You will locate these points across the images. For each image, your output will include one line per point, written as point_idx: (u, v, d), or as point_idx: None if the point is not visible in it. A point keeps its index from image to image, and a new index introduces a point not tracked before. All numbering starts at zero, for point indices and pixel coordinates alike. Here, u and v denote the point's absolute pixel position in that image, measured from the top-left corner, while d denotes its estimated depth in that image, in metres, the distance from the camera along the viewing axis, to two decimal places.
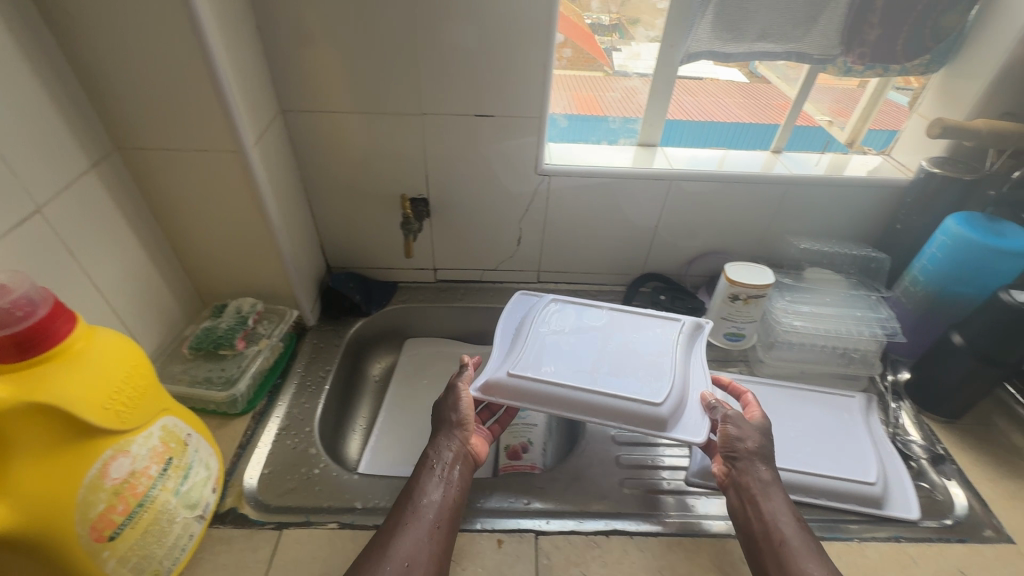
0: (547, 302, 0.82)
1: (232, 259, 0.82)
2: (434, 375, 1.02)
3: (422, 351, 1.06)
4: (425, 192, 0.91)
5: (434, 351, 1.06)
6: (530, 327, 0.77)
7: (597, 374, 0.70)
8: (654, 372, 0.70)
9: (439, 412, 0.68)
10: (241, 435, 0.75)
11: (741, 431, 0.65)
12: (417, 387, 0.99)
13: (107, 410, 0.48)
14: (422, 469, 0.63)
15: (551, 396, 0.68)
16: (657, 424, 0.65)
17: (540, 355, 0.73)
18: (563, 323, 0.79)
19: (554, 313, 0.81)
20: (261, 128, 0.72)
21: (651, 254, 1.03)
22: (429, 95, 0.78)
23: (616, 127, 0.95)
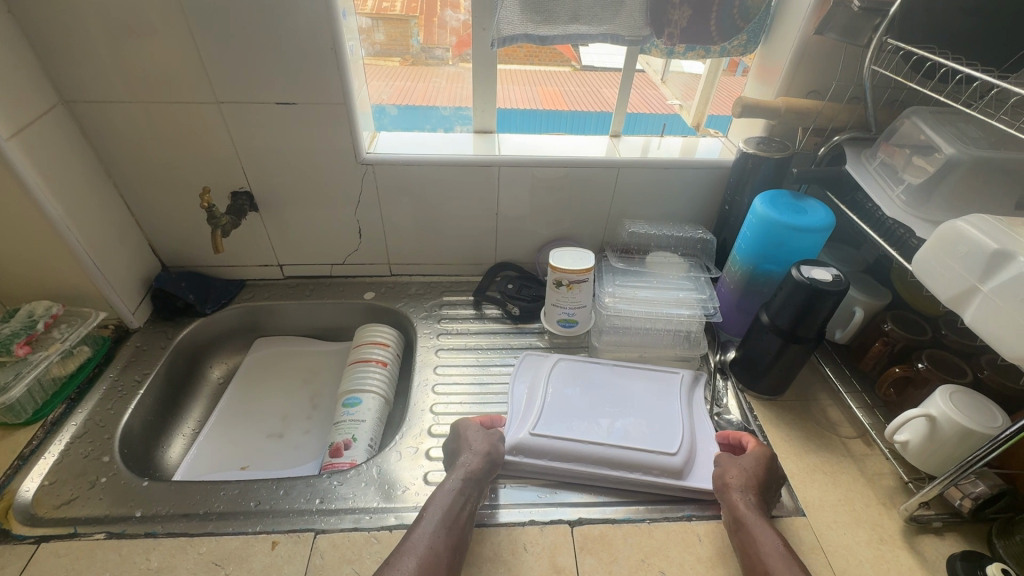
0: (553, 359, 0.85)
1: (22, 261, 0.77)
2: (277, 374, 0.98)
3: (268, 350, 1.02)
4: (245, 185, 0.88)
5: (281, 351, 1.02)
6: (555, 385, 0.80)
7: (639, 429, 0.74)
8: (660, 426, 0.75)
9: (458, 443, 0.70)
10: (24, 446, 0.71)
11: (731, 467, 0.67)
12: (257, 387, 0.96)
13: None
14: (437, 493, 0.64)
15: (581, 452, 0.70)
16: (673, 474, 0.70)
17: (579, 412, 0.76)
18: (573, 379, 0.82)
19: (615, 368, 0.85)
20: (22, 120, 0.68)
21: (500, 243, 1.02)
22: (220, 83, 0.75)
23: (448, 114, 0.95)
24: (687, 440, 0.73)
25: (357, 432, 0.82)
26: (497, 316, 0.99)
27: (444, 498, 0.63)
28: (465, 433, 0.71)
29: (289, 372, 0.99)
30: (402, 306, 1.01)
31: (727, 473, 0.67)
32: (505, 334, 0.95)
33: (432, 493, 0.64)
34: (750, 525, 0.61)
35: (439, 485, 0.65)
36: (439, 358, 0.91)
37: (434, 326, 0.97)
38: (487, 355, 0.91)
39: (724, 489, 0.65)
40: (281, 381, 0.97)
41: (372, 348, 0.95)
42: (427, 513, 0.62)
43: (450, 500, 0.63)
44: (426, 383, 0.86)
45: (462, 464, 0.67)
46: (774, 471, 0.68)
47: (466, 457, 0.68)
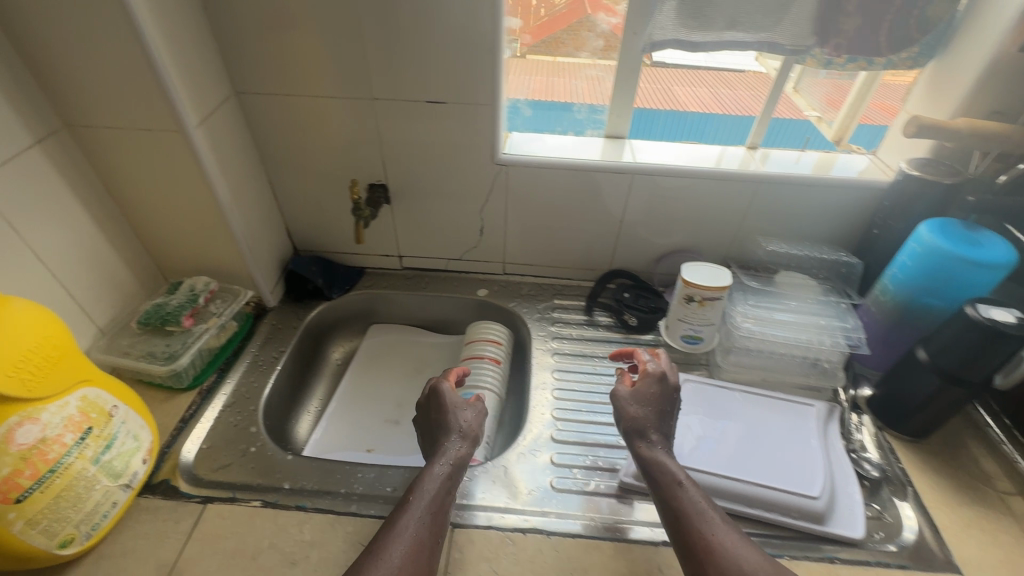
0: (680, 380, 0.84)
1: (187, 236, 0.83)
2: (391, 362, 1.01)
3: (383, 337, 1.05)
4: (383, 179, 0.91)
5: (394, 339, 1.05)
6: (683, 408, 0.79)
7: (779, 464, 0.71)
8: (799, 462, 0.72)
9: (447, 420, 0.68)
10: (185, 410, 0.77)
11: (629, 412, 0.67)
12: (373, 373, 0.99)
13: (10, 377, 0.49)
14: (425, 477, 0.61)
15: (717, 486, 0.69)
16: (815, 517, 0.67)
17: (712, 442, 0.74)
18: (702, 404, 0.80)
19: (742, 396, 0.81)
20: (207, 109, 0.73)
21: (618, 250, 1.00)
22: (379, 79, 0.78)
23: (582, 117, 0.93)
24: (828, 485, 0.69)
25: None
26: (610, 324, 0.98)
27: (435, 484, 0.61)
28: (447, 404, 0.69)
29: (403, 361, 1.02)
30: (515, 305, 1.01)
31: (626, 416, 0.67)
32: (619, 344, 0.94)
33: (419, 476, 0.61)
34: (676, 483, 0.59)
35: (426, 469, 0.62)
36: (554, 362, 0.91)
37: (547, 329, 0.97)
38: (603, 364, 0.90)
39: (636, 434, 0.65)
40: (395, 369, 1.01)
41: (485, 345, 0.96)
42: (419, 498, 0.59)
43: (439, 486, 0.61)
44: (544, 387, 0.86)
45: (449, 447, 0.65)
46: (661, 407, 0.67)
47: (455, 439, 0.66)
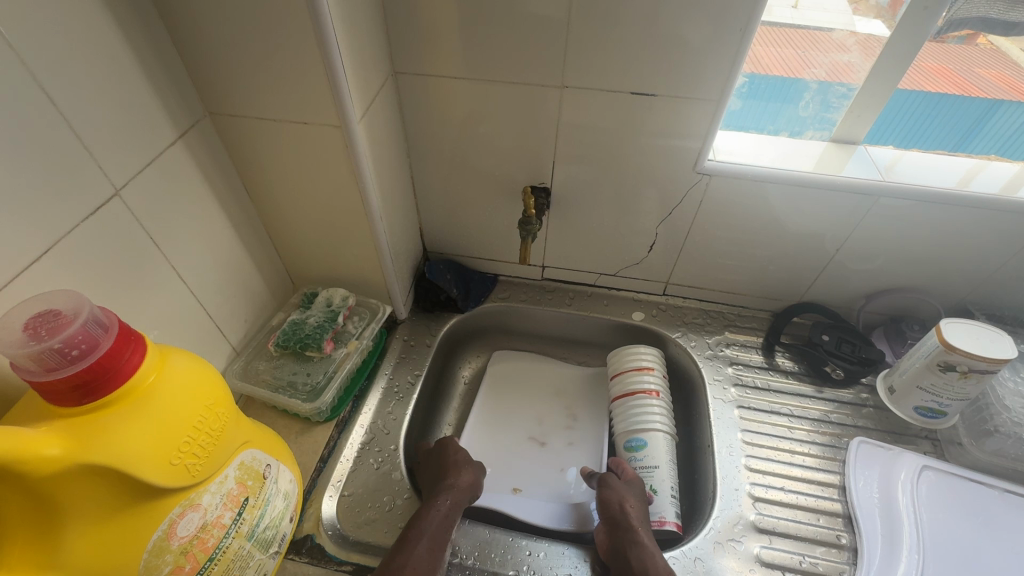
0: (918, 465, 0.67)
1: (327, 244, 0.72)
2: (526, 379, 0.88)
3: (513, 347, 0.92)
4: (548, 181, 0.75)
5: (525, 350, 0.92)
6: (929, 506, 0.64)
7: None
8: None
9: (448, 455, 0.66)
10: (322, 447, 0.68)
11: (627, 496, 0.64)
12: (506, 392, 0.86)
13: (173, 465, 0.39)
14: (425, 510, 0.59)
15: None
16: None
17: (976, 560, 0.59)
18: (952, 502, 0.64)
19: (1003, 496, 0.64)
20: (369, 97, 0.59)
21: (817, 281, 0.82)
22: (576, 62, 0.61)
23: (806, 114, 0.72)
24: None
25: (655, 482, 0.69)
26: (800, 372, 0.81)
27: (435, 523, 0.58)
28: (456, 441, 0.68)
29: (538, 377, 0.88)
30: (679, 336, 0.85)
31: (613, 493, 0.64)
32: (815, 401, 0.77)
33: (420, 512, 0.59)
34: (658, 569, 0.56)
35: (428, 502, 0.60)
36: (739, 417, 0.75)
37: (724, 372, 0.80)
38: (799, 425, 0.74)
39: (614, 517, 0.62)
40: (531, 388, 0.87)
41: (641, 376, 0.78)
42: (419, 535, 0.56)
43: (440, 523, 0.58)
44: (730, 452, 0.71)
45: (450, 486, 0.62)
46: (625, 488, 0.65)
47: (457, 480, 0.63)
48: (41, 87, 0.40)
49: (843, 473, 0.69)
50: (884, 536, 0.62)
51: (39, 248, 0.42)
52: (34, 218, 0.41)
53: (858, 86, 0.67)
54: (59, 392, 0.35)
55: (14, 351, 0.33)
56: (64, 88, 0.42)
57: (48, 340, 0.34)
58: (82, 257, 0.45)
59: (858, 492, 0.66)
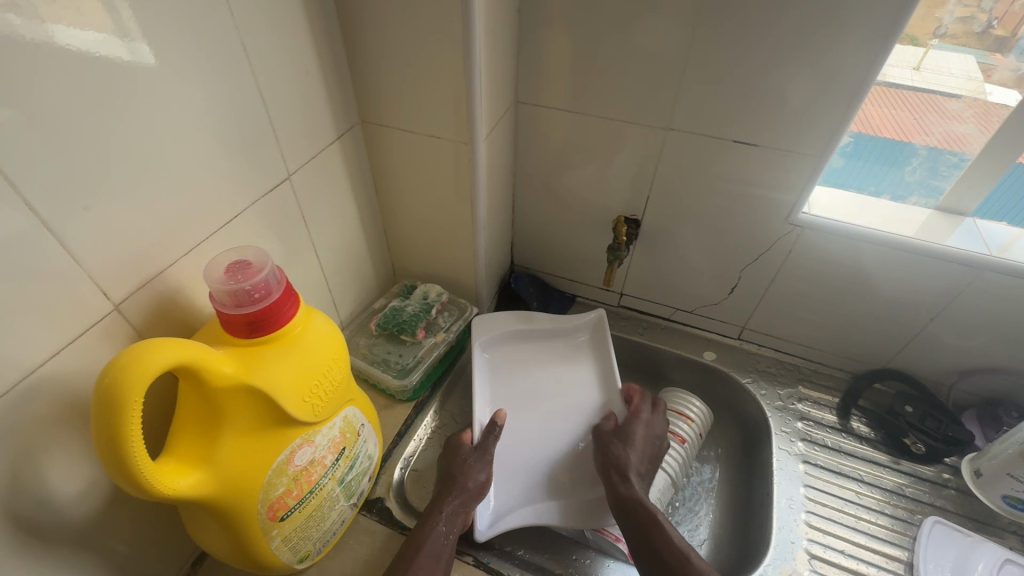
0: (997, 557, 0.64)
1: (431, 243, 0.80)
2: (521, 356, 0.82)
3: (507, 342, 0.83)
4: (639, 214, 0.80)
5: (509, 335, 0.83)
6: None
7: None
8: None
9: (450, 468, 0.66)
10: (401, 422, 0.75)
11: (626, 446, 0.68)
12: (500, 378, 0.79)
13: (304, 402, 0.47)
14: (426, 527, 0.59)
15: None
16: None
17: None
18: None
19: None
20: (494, 120, 0.68)
21: (905, 349, 0.79)
22: (686, 108, 0.66)
23: (913, 179, 0.72)
24: None
25: None
26: (876, 439, 0.78)
27: (435, 538, 0.58)
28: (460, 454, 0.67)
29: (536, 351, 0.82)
30: (749, 382, 0.85)
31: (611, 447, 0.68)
32: (890, 473, 0.74)
33: (422, 526, 0.59)
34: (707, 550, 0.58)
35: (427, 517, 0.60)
36: (803, 472, 0.74)
37: (793, 426, 0.79)
38: (868, 492, 0.72)
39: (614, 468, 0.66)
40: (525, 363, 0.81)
41: (676, 421, 0.83)
42: (417, 552, 0.56)
43: (439, 538, 0.58)
44: (790, 505, 0.70)
45: (449, 498, 0.62)
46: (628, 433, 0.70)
47: (456, 489, 0.63)
48: (258, 90, 0.51)
49: (912, 551, 0.66)
50: None
51: (232, 213, 0.52)
52: (234, 189, 0.52)
53: (970, 157, 0.67)
54: (237, 323, 0.43)
55: (216, 286, 0.43)
56: (271, 91, 0.53)
57: (241, 282, 0.43)
58: (257, 225, 0.56)
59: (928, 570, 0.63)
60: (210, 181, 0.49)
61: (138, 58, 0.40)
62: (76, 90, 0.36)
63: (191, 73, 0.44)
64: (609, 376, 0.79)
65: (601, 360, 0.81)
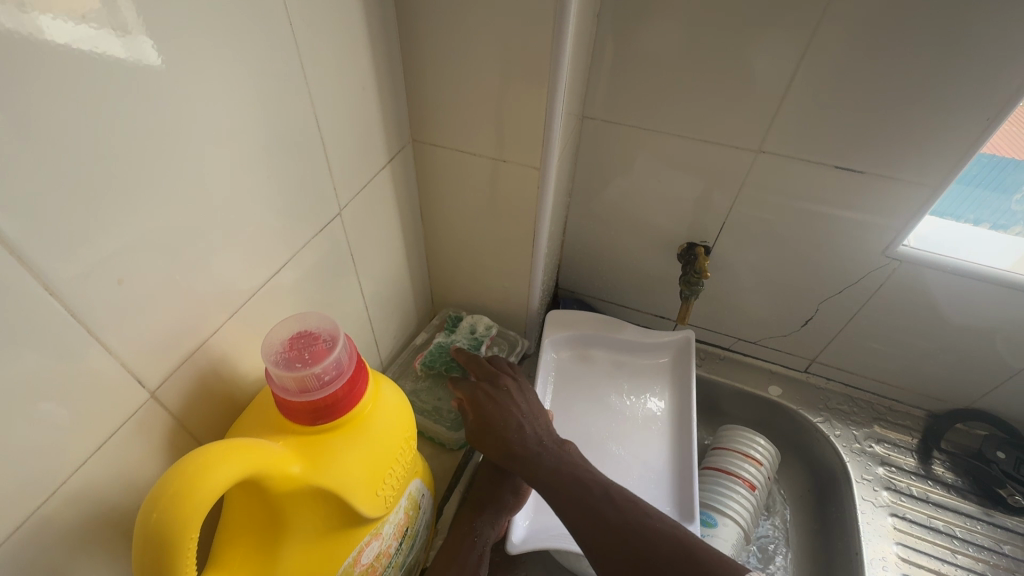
0: None
1: (480, 271, 0.72)
2: (592, 368, 0.78)
3: (578, 348, 0.80)
4: (710, 241, 0.73)
5: (581, 342, 0.79)
6: None
7: None
8: None
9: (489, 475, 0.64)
10: (451, 475, 0.67)
11: None
12: (568, 388, 0.76)
13: (376, 495, 0.39)
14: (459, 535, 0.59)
15: None
16: None
17: None
18: None
19: None
20: (564, 139, 0.60)
21: (995, 390, 0.73)
22: (782, 129, 0.59)
23: (1018, 208, 0.66)
24: None
25: None
26: (964, 487, 0.72)
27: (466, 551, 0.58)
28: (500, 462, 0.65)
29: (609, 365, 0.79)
30: (821, 422, 0.78)
31: None
32: (984, 527, 0.68)
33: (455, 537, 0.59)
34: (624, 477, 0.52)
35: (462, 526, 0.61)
36: (891, 526, 0.68)
37: (874, 472, 0.73)
38: (963, 549, 0.66)
39: None
40: (594, 376, 0.77)
41: (743, 464, 0.76)
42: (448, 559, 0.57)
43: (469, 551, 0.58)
44: (883, 565, 0.65)
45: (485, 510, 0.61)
46: None
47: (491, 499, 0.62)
48: (314, 112, 0.43)
49: None
50: None
51: (282, 258, 0.44)
52: (284, 231, 0.44)
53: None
54: (301, 411, 0.35)
55: (277, 369, 0.34)
56: (327, 113, 0.45)
57: (309, 364, 0.35)
58: (305, 269, 0.48)
59: None
60: (260, 225, 0.41)
61: (142, 60, 0.29)
62: (112, 127, 0.28)
63: (245, 99, 0.36)
64: (685, 405, 0.74)
65: (679, 387, 0.75)
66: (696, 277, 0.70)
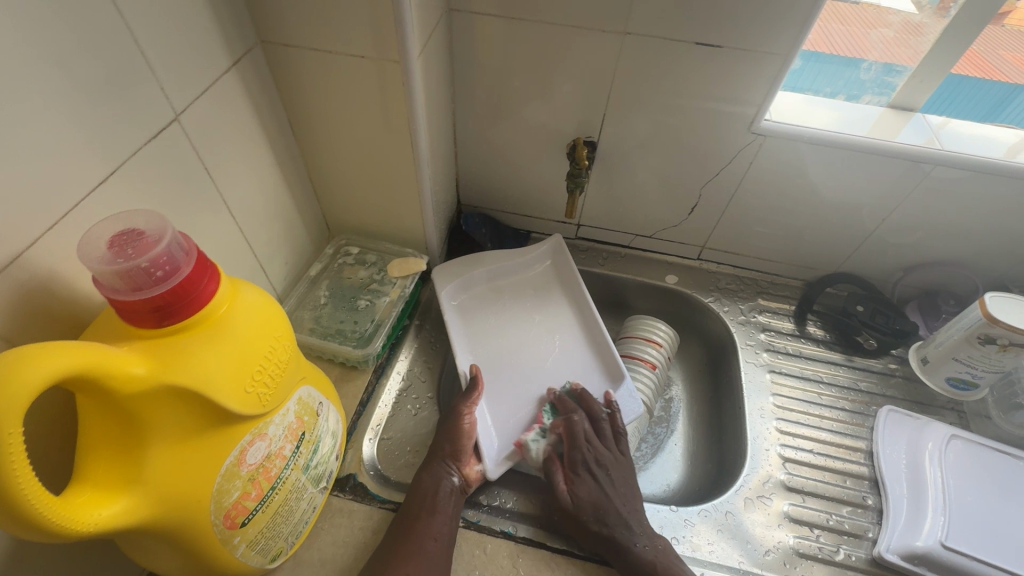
0: (947, 434, 0.68)
1: (365, 187, 0.70)
2: (488, 300, 0.78)
3: (469, 290, 0.79)
4: (595, 136, 0.74)
5: (472, 282, 0.79)
6: (953, 469, 0.65)
7: None
8: None
9: (441, 435, 0.62)
10: (363, 390, 0.67)
11: (597, 484, 0.59)
12: (475, 328, 0.75)
13: (248, 394, 0.39)
14: (421, 489, 0.57)
15: None
16: None
17: (997, 526, 0.60)
18: (981, 470, 0.65)
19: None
20: (426, 33, 0.57)
21: (855, 252, 0.81)
22: (641, 7, 0.60)
23: (867, 77, 0.71)
24: None
25: None
26: (831, 341, 0.81)
27: (439, 503, 0.56)
28: (453, 417, 0.64)
29: (502, 291, 0.80)
30: (712, 301, 0.85)
31: (574, 483, 0.59)
32: (845, 370, 0.78)
33: (414, 491, 0.57)
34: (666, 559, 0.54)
35: (418, 479, 0.58)
36: (769, 381, 0.76)
37: (756, 338, 0.81)
38: (828, 391, 0.75)
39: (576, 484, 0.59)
40: (494, 306, 0.78)
41: (646, 347, 0.81)
42: (421, 512, 0.55)
43: (441, 502, 0.56)
44: (761, 414, 0.73)
45: (442, 463, 0.59)
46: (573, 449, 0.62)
47: (447, 452, 0.60)
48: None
49: (871, 440, 0.70)
50: (909, 498, 0.64)
51: (108, 167, 0.41)
52: (102, 137, 0.40)
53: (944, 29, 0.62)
54: (140, 311, 0.34)
55: (99, 268, 0.33)
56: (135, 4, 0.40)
57: (134, 259, 0.34)
58: (144, 181, 0.44)
59: (885, 455, 0.68)
60: (67, 128, 0.37)
61: None
62: None
63: None
64: (580, 298, 0.79)
65: (568, 285, 0.80)
66: (578, 170, 0.73)
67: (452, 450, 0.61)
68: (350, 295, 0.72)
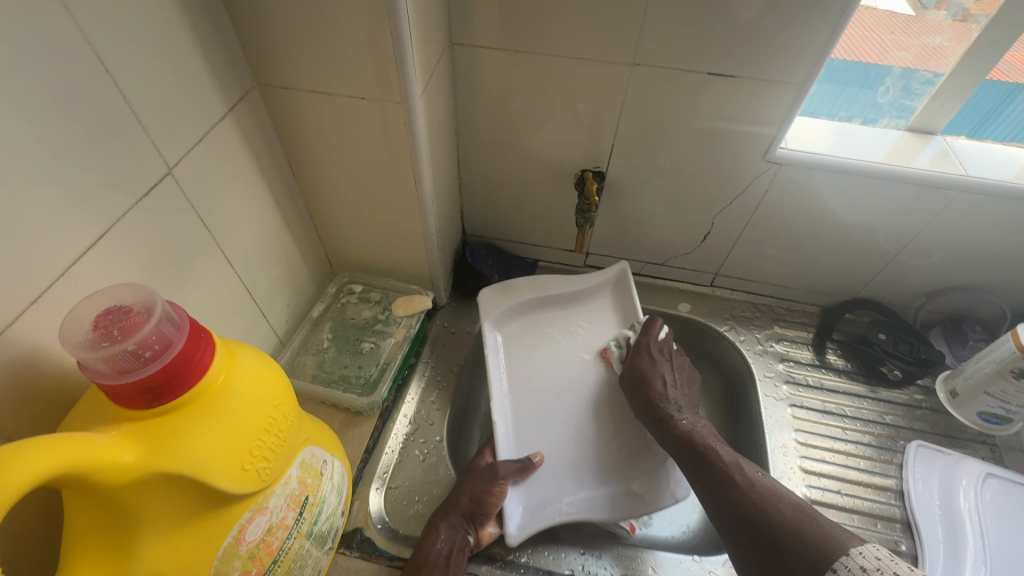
0: (981, 470, 0.66)
1: (367, 225, 0.68)
2: (537, 331, 0.73)
3: (519, 316, 0.74)
4: (604, 166, 0.72)
5: (521, 310, 0.74)
6: (990, 510, 0.62)
7: None
8: None
9: (465, 490, 0.59)
10: (369, 436, 0.65)
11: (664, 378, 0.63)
12: (518, 364, 0.70)
13: (246, 471, 0.37)
14: (430, 547, 0.54)
15: None
16: None
17: None
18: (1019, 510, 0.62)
19: None
20: (428, 71, 0.56)
21: (875, 278, 0.78)
22: (650, 38, 0.58)
23: (884, 100, 0.68)
24: None
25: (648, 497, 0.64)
26: (853, 370, 0.78)
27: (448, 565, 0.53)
28: (483, 475, 0.59)
29: (552, 323, 0.74)
30: (727, 330, 0.82)
31: (643, 372, 0.64)
32: (869, 403, 0.75)
33: (424, 548, 0.54)
34: (771, 489, 0.50)
35: (430, 535, 0.55)
36: (791, 415, 0.73)
37: (775, 369, 0.78)
38: (853, 425, 0.72)
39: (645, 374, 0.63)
40: (545, 340, 0.72)
41: None
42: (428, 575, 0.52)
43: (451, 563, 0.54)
44: (784, 452, 0.70)
45: (457, 521, 0.57)
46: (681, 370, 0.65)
47: (465, 510, 0.57)
48: (104, 58, 0.37)
49: (901, 477, 0.67)
50: (947, 540, 0.61)
51: (99, 231, 0.39)
52: (92, 200, 0.38)
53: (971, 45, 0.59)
54: (127, 395, 0.32)
55: (83, 354, 0.31)
56: (125, 61, 0.39)
57: (122, 342, 0.32)
58: (137, 240, 0.43)
59: (919, 493, 0.65)
60: (53, 195, 0.36)
61: None
62: None
63: None
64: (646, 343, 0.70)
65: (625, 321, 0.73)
66: (587, 204, 0.71)
67: (474, 508, 0.57)
68: (353, 336, 0.70)
